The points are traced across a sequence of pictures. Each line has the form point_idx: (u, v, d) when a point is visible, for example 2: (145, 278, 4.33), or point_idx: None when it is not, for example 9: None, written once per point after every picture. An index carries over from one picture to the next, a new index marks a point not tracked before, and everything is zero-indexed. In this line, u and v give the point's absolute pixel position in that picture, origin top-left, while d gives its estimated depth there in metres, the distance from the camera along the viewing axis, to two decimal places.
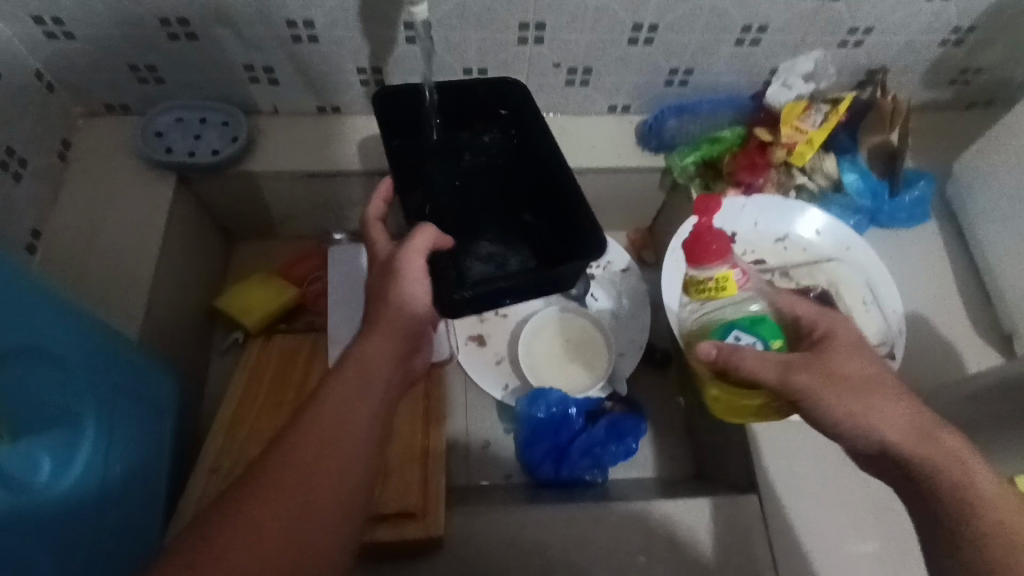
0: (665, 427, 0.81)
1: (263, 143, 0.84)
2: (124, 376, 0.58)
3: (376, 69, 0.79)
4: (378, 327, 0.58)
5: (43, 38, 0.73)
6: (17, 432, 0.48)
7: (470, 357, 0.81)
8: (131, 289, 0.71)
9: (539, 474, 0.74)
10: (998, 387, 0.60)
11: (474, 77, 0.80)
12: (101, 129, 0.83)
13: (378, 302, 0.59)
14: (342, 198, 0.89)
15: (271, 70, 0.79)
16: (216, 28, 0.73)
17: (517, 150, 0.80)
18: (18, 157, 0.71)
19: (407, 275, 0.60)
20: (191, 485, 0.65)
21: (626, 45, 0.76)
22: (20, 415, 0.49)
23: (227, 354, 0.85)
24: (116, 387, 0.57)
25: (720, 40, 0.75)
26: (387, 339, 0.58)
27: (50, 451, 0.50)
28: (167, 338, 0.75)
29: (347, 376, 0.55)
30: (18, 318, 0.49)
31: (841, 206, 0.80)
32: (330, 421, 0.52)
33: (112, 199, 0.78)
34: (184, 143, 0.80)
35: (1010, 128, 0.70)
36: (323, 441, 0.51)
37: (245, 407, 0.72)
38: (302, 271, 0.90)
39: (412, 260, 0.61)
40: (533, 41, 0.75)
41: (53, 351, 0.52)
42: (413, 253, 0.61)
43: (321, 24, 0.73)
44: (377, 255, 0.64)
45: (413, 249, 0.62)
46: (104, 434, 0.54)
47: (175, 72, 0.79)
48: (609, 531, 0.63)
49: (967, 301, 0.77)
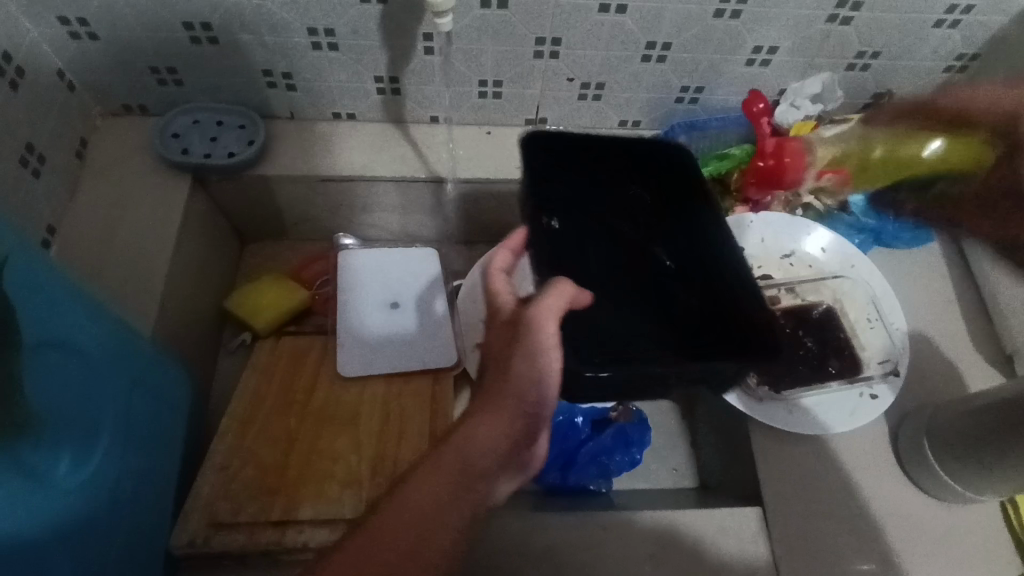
0: (669, 439, 0.82)
1: (280, 147, 0.85)
2: (134, 366, 0.58)
3: (394, 78, 0.81)
4: (496, 401, 0.52)
5: (67, 38, 0.74)
6: (53, 430, 0.47)
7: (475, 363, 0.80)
8: (145, 287, 0.72)
9: (544, 482, 0.73)
10: (997, 406, 0.60)
11: (489, 89, 0.82)
12: (119, 129, 0.84)
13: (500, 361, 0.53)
14: (355, 204, 0.90)
15: (290, 76, 0.81)
16: (239, 33, 0.75)
17: (674, 198, 0.75)
18: (38, 154, 0.72)
19: (540, 346, 0.52)
20: (199, 484, 0.65)
21: (639, 61, 0.78)
22: (56, 415, 0.47)
23: (235, 355, 0.86)
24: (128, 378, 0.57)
25: (731, 60, 0.77)
26: (500, 418, 0.51)
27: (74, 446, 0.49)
28: (179, 337, 0.75)
29: (449, 453, 0.50)
30: (50, 310, 0.49)
31: (845, 225, 0.82)
32: (419, 502, 0.48)
33: (128, 197, 0.78)
34: (202, 145, 0.82)
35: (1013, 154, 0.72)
36: (413, 529, 0.47)
37: (255, 408, 0.72)
38: (312, 274, 0.91)
39: (545, 325, 0.53)
40: (548, 55, 0.77)
41: (87, 344, 0.52)
42: (548, 320, 0.53)
43: (341, 31, 0.75)
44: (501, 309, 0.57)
45: (543, 305, 0.54)
46: (119, 430, 0.55)
47: (196, 75, 0.80)
48: (615, 539, 0.63)
49: (969, 320, 0.78)
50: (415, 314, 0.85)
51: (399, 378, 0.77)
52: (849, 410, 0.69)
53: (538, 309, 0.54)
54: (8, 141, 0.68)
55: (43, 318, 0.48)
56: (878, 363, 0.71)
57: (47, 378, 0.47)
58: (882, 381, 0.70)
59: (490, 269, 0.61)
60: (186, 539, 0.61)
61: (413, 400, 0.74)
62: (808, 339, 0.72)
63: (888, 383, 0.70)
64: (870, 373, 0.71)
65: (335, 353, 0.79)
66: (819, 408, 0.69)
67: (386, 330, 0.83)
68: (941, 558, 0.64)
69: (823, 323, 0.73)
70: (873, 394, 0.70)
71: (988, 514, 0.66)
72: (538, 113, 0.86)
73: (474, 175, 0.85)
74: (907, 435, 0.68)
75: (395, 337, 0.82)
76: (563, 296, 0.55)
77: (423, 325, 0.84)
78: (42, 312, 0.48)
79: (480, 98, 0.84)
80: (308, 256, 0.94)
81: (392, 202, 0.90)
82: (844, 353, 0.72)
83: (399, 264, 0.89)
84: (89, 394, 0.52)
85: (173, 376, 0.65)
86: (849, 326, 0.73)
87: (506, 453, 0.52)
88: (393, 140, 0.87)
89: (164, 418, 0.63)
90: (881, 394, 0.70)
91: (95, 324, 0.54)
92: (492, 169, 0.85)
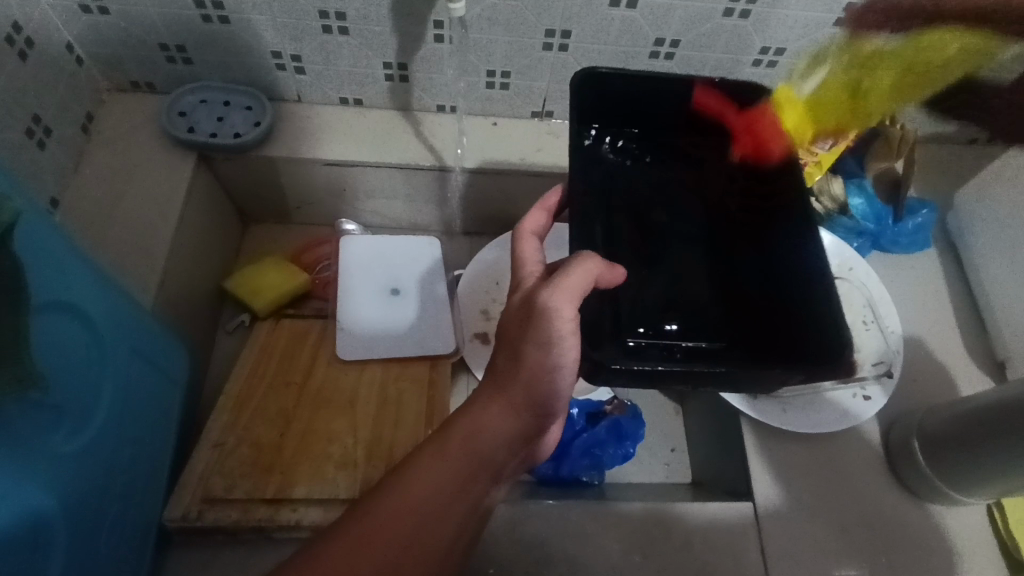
0: (662, 433, 0.82)
1: (286, 129, 0.85)
2: (138, 339, 0.59)
3: (402, 65, 0.81)
4: (506, 390, 0.50)
5: (78, 12, 0.74)
6: (51, 394, 0.47)
7: (474, 352, 0.81)
8: (146, 262, 0.72)
9: (536, 473, 0.74)
10: (986, 406, 0.61)
11: (497, 79, 0.82)
12: (125, 105, 0.84)
13: (512, 345, 0.51)
14: (358, 189, 0.90)
15: (298, 58, 0.81)
16: (250, 13, 0.75)
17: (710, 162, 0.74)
18: (44, 125, 0.72)
19: (556, 334, 0.49)
20: (194, 460, 0.65)
21: (647, 58, 0.78)
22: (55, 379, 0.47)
23: (233, 335, 0.86)
24: (132, 351, 0.58)
25: (738, 60, 0.78)
26: (511, 403, 0.50)
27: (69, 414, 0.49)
28: (179, 313, 0.75)
29: (451, 444, 0.49)
30: (59, 276, 0.50)
31: (845, 228, 0.81)
32: (419, 494, 0.48)
33: (133, 171, 0.78)
34: (208, 124, 0.82)
35: None
36: (409, 523, 0.47)
37: (253, 387, 0.72)
38: (313, 257, 0.91)
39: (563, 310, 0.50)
40: (557, 48, 0.77)
41: (90, 313, 0.53)
42: (570, 302, 0.50)
43: (352, 16, 0.75)
44: (523, 281, 0.54)
45: (563, 286, 0.50)
46: (117, 400, 0.55)
47: (205, 54, 0.80)
48: (607, 529, 0.64)
49: (963, 327, 0.78)
50: (414, 302, 0.85)
51: (398, 363, 0.77)
52: (841, 410, 0.70)
53: (558, 292, 0.50)
54: (15, 111, 0.68)
55: (49, 281, 0.48)
56: (872, 365, 0.72)
57: (48, 342, 0.48)
58: (874, 383, 0.70)
59: (522, 232, 0.59)
60: (180, 513, 0.61)
61: (410, 385, 0.75)
62: None
63: (881, 385, 0.71)
64: (863, 374, 0.71)
65: (335, 335, 0.79)
66: (813, 406, 0.70)
67: (386, 317, 0.83)
68: (926, 558, 0.64)
69: None
70: (866, 395, 0.70)
71: (974, 519, 0.67)
72: (545, 106, 0.86)
73: (478, 164, 0.85)
74: (897, 437, 0.69)
75: (394, 323, 0.82)
76: (588, 275, 0.51)
77: (422, 313, 0.84)
78: (48, 276, 0.49)
79: (487, 89, 0.84)
80: (310, 240, 0.94)
81: (396, 189, 0.90)
82: None
83: (404, 253, 0.90)
84: (88, 363, 0.52)
85: (173, 350, 0.66)
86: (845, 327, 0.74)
87: (517, 439, 0.51)
88: (399, 127, 0.87)
89: (162, 391, 0.63)
90: (874, 395, 0.70)
91: (97, 295, 0.54)
92: (496, 160, 0.85)
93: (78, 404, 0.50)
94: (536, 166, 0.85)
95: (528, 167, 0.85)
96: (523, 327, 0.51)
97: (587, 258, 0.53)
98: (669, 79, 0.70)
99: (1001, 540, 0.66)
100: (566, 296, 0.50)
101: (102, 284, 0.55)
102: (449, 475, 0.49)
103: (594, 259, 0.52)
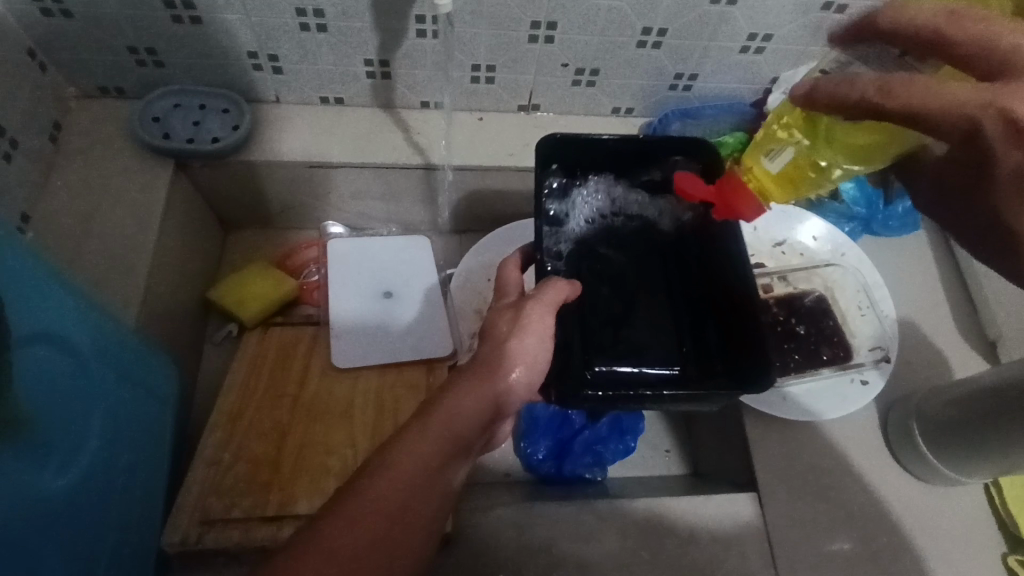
0: (663, 425, 0.83)
1: (264, 132, 0.82)
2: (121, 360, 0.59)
3: (384, 62, 0.79)
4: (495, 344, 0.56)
5: (39, 16, 0.71)
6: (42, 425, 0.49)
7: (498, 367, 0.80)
8: (129, 279, 0.70)
9: (540, 470, 0.75)
10: (976, 393, 0.63)
11: (482, 74, 0.80)
12: (94, 111, 0.80)
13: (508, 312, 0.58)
14: (342, 190, 0.87)
15: (275, 58, 0.78)
16: (223, 13, 0.72)
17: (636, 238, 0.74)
18: (10, 138, 0.69)
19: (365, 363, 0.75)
20: (190, 480, 0.64)
21: (634, 48, 0.77)
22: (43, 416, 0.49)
23: (222, 345, 0.84)
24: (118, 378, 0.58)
25: (726, 47, 0.77)
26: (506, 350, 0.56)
27: (61, 450, 0.51)
28: (161, 327, 0.73)
29: (406, 462, 0.50)
30: (29, 294, 0.50)
31: (835, 214, 0.82)
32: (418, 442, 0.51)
33: (106, 182, 0.76)
34: (183, 129, 0.79)
35: None
36: (382, 520, 0.48)
37: (246, 405, 0.70)
38: (298, 261, 0.88)
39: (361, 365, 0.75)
40: (543, 39, 0.76)
41: (86, 353, 0.55)
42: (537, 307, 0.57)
43: (330, 12, 0.72)
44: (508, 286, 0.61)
45: (543, 299, 0.57)
46: (114, 434, 0.56)
47: (175, 55, 0.77)
48: (613, 526, 0.64)
49: (954, 308, 0.80)
50: (406, 305, 0.83)
51: (395, 368, 0.75)
52: (838, 397, 0.70)
53: (539, 300, 0.56)
54: None
55: (26, 310, 0.49)
56: (868, 350, 0.73)
57: (23, 369, 0.48)
58: (872, 368, 0.71)
59: (506, 260, 0.63)
60: (180, 537, 0.60)
61: (407, 393, 0.73)
62: (798, 326, 0.74)
63: (879, 369, 0.72)
64: (860, 360, 0.72)
65: (329, 342, 0.77)
66: (811, 393, 0.71)
67: (369, 342, 0.79)
68: (922, 539, 0.66)
69: (813, 311, 0.74)
70: (863, 379, 0.71)
71: (974, 500, 0.68)
72: (532, 99, 0.85)
73: (463, 161, 0.83)
74: (896, 419, 0.70)
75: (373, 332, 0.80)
76: (562, 293, 0.57)
77: (413, 319, 0.82)
78: (20, 307, 0.49)
79: (473, 84, 0.82)
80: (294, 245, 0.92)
81: (381, 190, 0.88)
82: (834, 341, 0.73)
83: (383, 252, 0.87)
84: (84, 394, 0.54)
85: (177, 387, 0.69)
86: (839, 312, 0.75)
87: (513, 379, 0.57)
88: (382, 126, 0.85)
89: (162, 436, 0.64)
90: (871, 380, 0.71)
91: (88, 331, 0.55)
92: (483, 155, 0.83)
93: (79, 444, 0.52)
94: (525, 160, 0.83)
95: (516, 163, 0.83)
96: (503, 333, 0.55)
97: (556, 280, 0.58)
98: (600, 151, 0.71)
99: (1000, 521, 0.67)
100: (541, 311, 0.56)
101: (91, 323, 0.56)
102: (404, 529, 0.48)
103: (564, 288, 0.58)
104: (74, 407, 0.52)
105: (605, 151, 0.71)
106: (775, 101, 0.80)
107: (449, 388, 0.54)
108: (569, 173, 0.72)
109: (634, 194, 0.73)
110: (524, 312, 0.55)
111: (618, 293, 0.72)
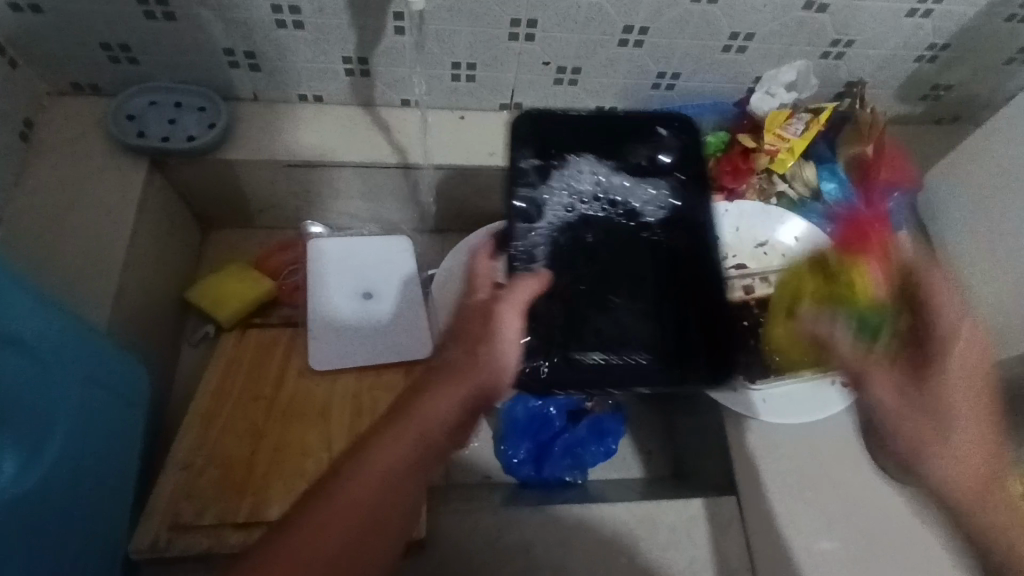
0: (644, 426, 0.82)
1: (242, 130, 0.81)
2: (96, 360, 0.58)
3: (363, 59, 0.78)
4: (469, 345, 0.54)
5: (8, 11, 0.69)
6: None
7: None
8: (101, 280, 0.69)
9: (518, 474, 0.74)
10: None
11: (462, 72, 0.79)
12: (67, 109, 0.79)
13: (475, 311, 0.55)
14: (322, 190, 0.86)
15: (252, 56, 0.77)
16: (197, 9, 0.71)
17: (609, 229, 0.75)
18: None
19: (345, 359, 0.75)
20: (162, 483, 0.64)
21: (615, 46, 0.76)
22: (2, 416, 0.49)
23: (199, 346, 0.83)
24: (91, 378, 0.57)
25: (707, 46, 0.76)
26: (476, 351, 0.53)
27: (21, 449, 0.51)
28: (135, 329, 0.72)
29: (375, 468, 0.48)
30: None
31: (819, 215, 0.82)
32: (392, 449, 0.49)
33: (78, 181, 0.74)
34: (159, 127, 0.77)
35: (981, 148, 0.74)
36: (350, 528, 0.47)
37: (220, 407, 0.69)
38: (277, 261, 0.87)
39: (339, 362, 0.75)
40: (523, 37, 0.75)
41: (56, 352, 0.54)
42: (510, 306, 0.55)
43: (306, 10, 0.71)
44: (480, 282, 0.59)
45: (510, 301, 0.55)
46: (84, 435, 0.56)
47: (149, 51, 0.76)
48: (590, 530, 0.64)
49: None
50: (387, 305, 0.83)
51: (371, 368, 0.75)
52: (817, 400, 0.71)
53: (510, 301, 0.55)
54: None
55: None
56: None
57: None
58: None
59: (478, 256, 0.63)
60: (149, 543, 0.60)
61: (385, 395, 0.72)
62: None
63: None
64: None
65: (306, 344, 0.76)
66: (790, 396, 0.71)
67: (360, 333, 0.79)
68: None
69: None
70: (843, 381, 0.72)
71: None
72: (513, 97, 0.84)
73: (444, 161, 0.82)
74: None
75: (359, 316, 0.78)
76: (527, 294, 0.56)
77: (391, 319, 0.81)
78: None
79: (453, 82, 0.81)
80: (274, 245, 0.91)
81: (362, 189, 0.87)
82: None
83: (358, 251, 0.86)
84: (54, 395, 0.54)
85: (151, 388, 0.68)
86: None
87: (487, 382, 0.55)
88: (362, 124, 0.84)
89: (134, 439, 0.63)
90: None
91: (59, 331, 0.54)
92: (464, 155, 0.83)
93: (42, 444, 0.52)
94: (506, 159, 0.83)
95: (497, 163, 0.83)
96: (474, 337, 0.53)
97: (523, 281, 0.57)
98: (572, 133, 0.75)
99: None
100: (510, 312, 0.54)
101: (64, 322, 0.55)
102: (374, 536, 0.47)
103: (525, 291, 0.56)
104: (38, 408, 0.52)
105: (576, 134, 0.75)
106: (757, 99, 0.80)
107: (422, 391, 0.52)
108: (544, 152, 0.74)
109: (619, 177, 0.75)
110: (497, 317, 0.53)
111: (591, 281, 0.72)
